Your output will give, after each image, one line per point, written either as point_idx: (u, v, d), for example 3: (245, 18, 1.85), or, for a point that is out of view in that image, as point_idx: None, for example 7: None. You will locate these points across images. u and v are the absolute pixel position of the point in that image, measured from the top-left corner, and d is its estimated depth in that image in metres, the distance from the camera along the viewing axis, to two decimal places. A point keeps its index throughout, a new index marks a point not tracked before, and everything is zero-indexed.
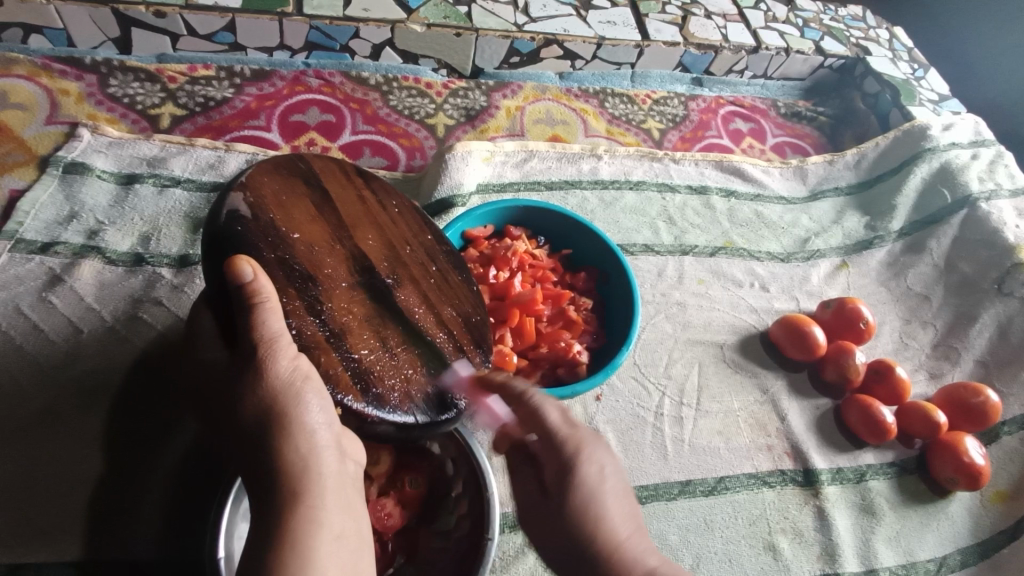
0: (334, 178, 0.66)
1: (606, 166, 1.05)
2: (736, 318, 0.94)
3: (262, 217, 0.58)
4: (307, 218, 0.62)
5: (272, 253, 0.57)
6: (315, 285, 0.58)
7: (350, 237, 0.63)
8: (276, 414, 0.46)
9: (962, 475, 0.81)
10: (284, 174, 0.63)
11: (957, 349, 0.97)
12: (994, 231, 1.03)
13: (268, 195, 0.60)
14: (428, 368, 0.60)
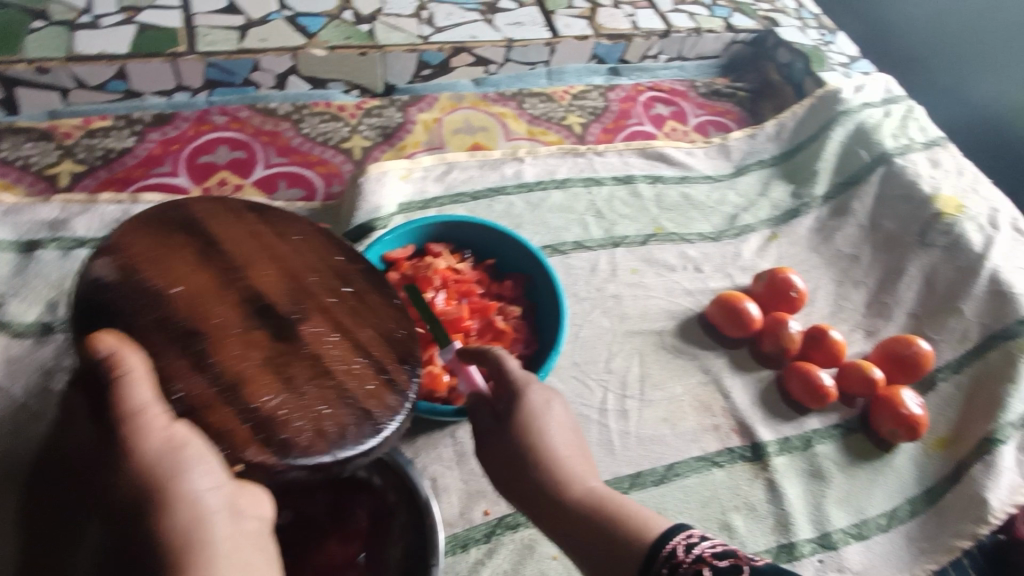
0: (221, 218, 0.64)
1: (530, 168, 1.05)
2: (673, 303, 0.95)
3: (129, 279, 0.57)
4: (185, 268, 0.59)
5: (149, 317, 0.55)
6: (202, 339, 0.54)
7: (243, 276, 0.59)
8: (147, 494, 0.44)
9: (902, 427, 0.83)
10: (158, 228, 0.61)
11: (889, 304, 0.99)
12: (911, 185, 1.05)
13: (136, 252, 0.58)
14: (343, 398, 0.55)
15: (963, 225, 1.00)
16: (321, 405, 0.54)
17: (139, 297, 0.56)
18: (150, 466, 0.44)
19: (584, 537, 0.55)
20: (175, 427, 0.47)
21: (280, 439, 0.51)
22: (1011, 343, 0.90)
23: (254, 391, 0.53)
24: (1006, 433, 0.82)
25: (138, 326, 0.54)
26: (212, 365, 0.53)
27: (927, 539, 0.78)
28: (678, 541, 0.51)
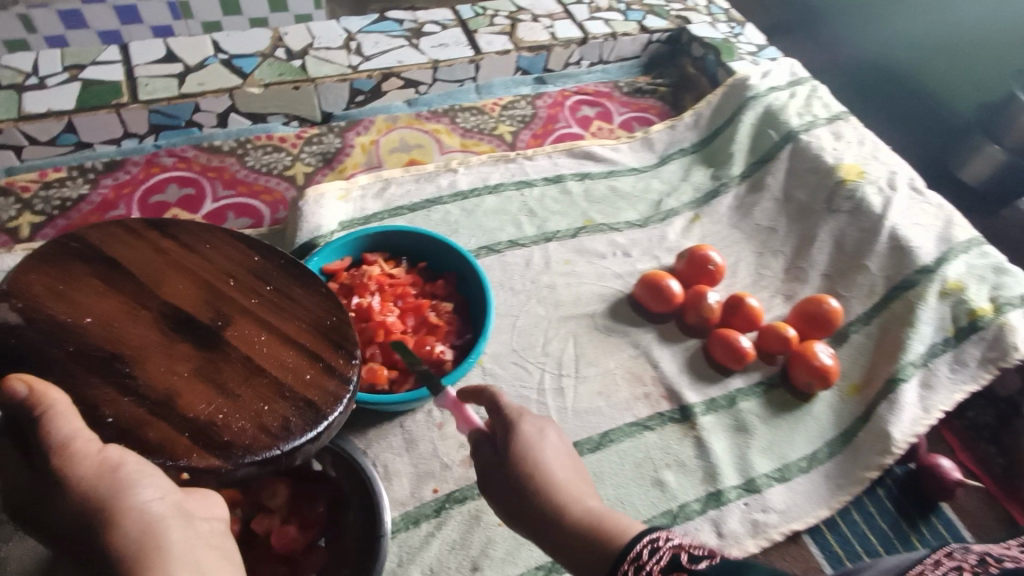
0: (122, 245, 0.68)
1: (463, 177, 1.13)
2: (604, 287, 1.03)
3: (39, 319, 0.61)
4: (105, 300, 0.64)
5: (70, 348, 0.60)
6: (124, 362, 0.60)
7: (157, 295, 0.66)
8: (94, 513, 0.48)
9: (816, 377, 0.91)
10: (55, 265, 0.65)
11: (805, 269, 1.07)
12: (817, 157, 1.13)
13: (41, 292, 0.63)
14: (281, 392, 0.62)
15: (865, 189, 1.08)
16: (257, 403, 0.61)
17: (50, 335, 0.60)
18: (90, 490, 0.48)
19: (580, 554, 0.56)
20: (109, 452, 0.51)
21: (221, 441, 0.58)
22: (911, 291, 0.98)
23: (188, 401, 0.59)
24: (907, 372, 0.90)
25: (57, 357, 0.59)
26: (137, 386, 0.59)
27: (843, 475, 0.86)
28: (645, 543, 0.51)
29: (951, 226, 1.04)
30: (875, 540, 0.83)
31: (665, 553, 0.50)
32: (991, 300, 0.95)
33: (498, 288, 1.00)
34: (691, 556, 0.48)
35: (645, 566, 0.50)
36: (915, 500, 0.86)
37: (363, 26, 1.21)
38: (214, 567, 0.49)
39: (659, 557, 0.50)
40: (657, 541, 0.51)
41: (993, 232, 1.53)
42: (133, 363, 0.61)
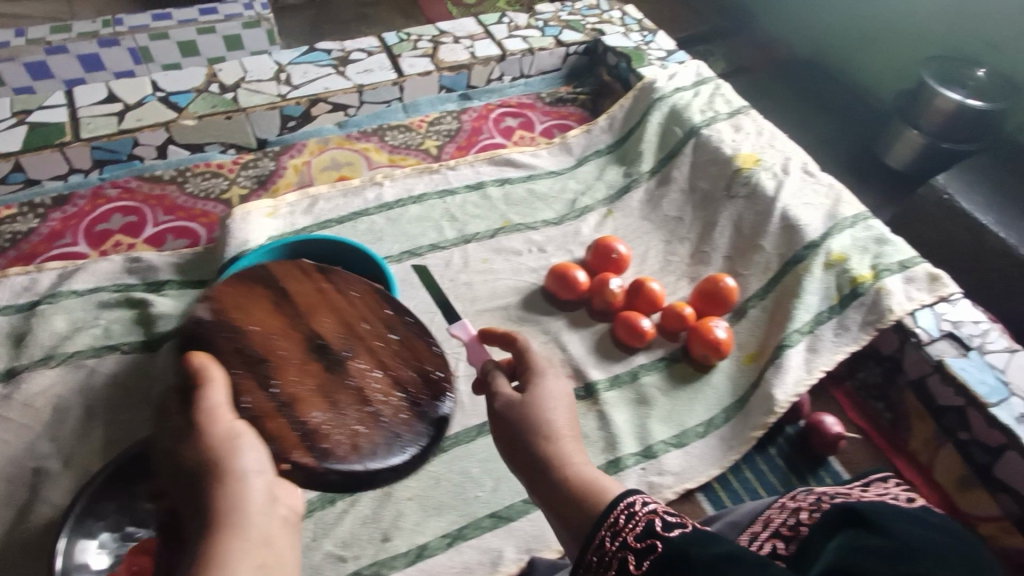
0: (295, 277, 0.75)
1: (389, 190, 1.21)
2: (518, 280, 1.11)
3: (222, 318, 0.68)
4: (268, 313, 0.71)
5: (190, 358, 0.66)
6: (269, 366, 0.66)
7: (306, 320, 0.71)
8: (209, 466, 0.52)
9: (710, 348, 0.99)
10: (243, 281, 0.73)
11: (707, 252, 1.15)
12: (717, 149, 1.22)
13: (229, 303, 0.70)
14: (376, 419, 0.65)
15: (759, 175, 1.16)
16: (359, 424, 0.64)
17: (220, 327, 0.68)
18: (199, 457, 0.53)
19: (567, 505, 0.55)
20: (237, 425, 0.55)
21: (320, 445, 0.62)
22: (799, 265, 1.05)
23: (310, 411, 0.64)
24: (794, 338, 0.98)
25: (222, 348, 0.66)
26: (274, 385, 0.65)
27: (735, 436, 0.93)
28: (624, 508, 0.52)
29: (839, 204, 1.12)
30: (765, 493, 0.90)
31: (641, 518, 0.51)
32: (871, 268, 1.03)
33: (418, 288, 1.09)
34: (666, 523, 0.50)
35: (622, 533, 0.51)
36: (805, 455, 0.94)
37: (293, 58, 1.31)
38: (282, 549, 0.51)
39: (635, 523, 0.51)
40: (636, 506, 0.52)
41: (911, 214, 1.55)
42: (274, 368, 0.66)
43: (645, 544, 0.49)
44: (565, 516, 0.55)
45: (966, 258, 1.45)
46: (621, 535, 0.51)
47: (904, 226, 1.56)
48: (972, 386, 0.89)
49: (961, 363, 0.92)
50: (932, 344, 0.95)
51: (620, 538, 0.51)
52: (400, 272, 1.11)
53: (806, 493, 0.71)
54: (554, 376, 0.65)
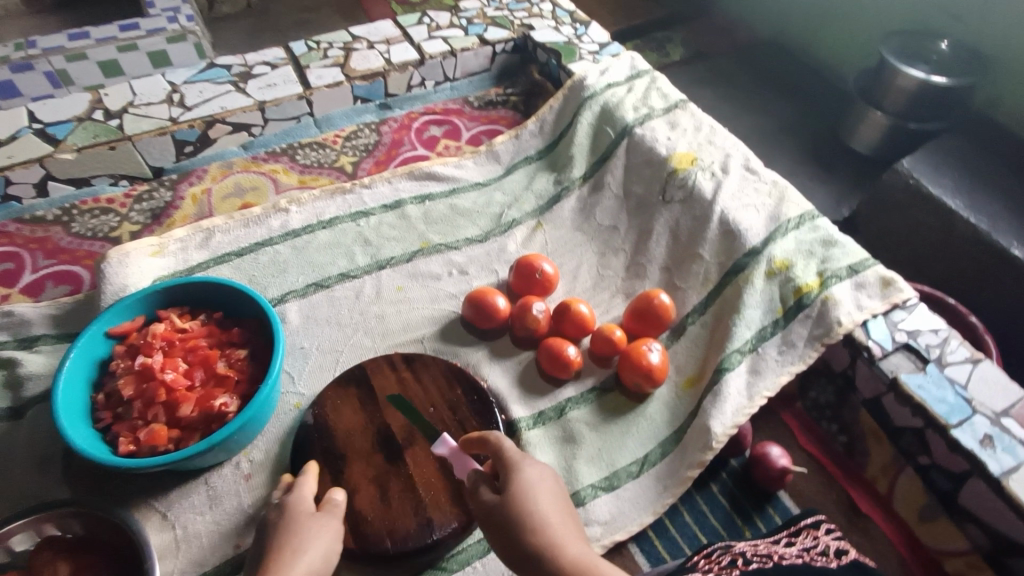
0: (379, 370, 0.90)
1: (296, 216, 1.11)
2: (436, 309, 1.02)
3: (320, 420, 0.86)
4: (352, 413, 0.86)
5: (320, 450, 0.83)
6: (344, 463, 0.82)
7: (383, 414, 0.86)
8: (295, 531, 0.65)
9: (641, 374, 0.89)
10: (340, 384, 0.89)
11: (644, 264, 1.06)
12: (651, 150, 1.12)
13: (327, 403, 0.87)
14: (416, 510, 0.78)
15: (695, 176, 1.07)
16: (401, 516, 0.78)
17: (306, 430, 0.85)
18: (294, 527, 0.65)
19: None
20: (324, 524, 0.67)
21: (369, 527, 0.77)
22: (739, 276, 0.96)
23: (359, 504, 0.79)
24: (733, 360, 0.88)
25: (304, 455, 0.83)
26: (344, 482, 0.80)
27: (670, 475, 0.84)
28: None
29: (782, 203, 1.02)
30: (706, 539, 0.82)
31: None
32: (818, 274, 0.93)
33: (324, 324, 0.99)
34: None
35: None
36: (751, 493, 0.85)
37: (189, 77, 1.20)
38: None
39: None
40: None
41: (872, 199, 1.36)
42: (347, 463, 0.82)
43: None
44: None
45: (934, 248, 1.27)
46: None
47: (867, 217, 1.38)
48: (930, 405, 0.80)
49: (917, 380, 0.82)
50: (886, 358, 0.84)
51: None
52: (305, 307, 1.00)
53: (722, 553, 0.66)
54: (531, 467, 0.71)
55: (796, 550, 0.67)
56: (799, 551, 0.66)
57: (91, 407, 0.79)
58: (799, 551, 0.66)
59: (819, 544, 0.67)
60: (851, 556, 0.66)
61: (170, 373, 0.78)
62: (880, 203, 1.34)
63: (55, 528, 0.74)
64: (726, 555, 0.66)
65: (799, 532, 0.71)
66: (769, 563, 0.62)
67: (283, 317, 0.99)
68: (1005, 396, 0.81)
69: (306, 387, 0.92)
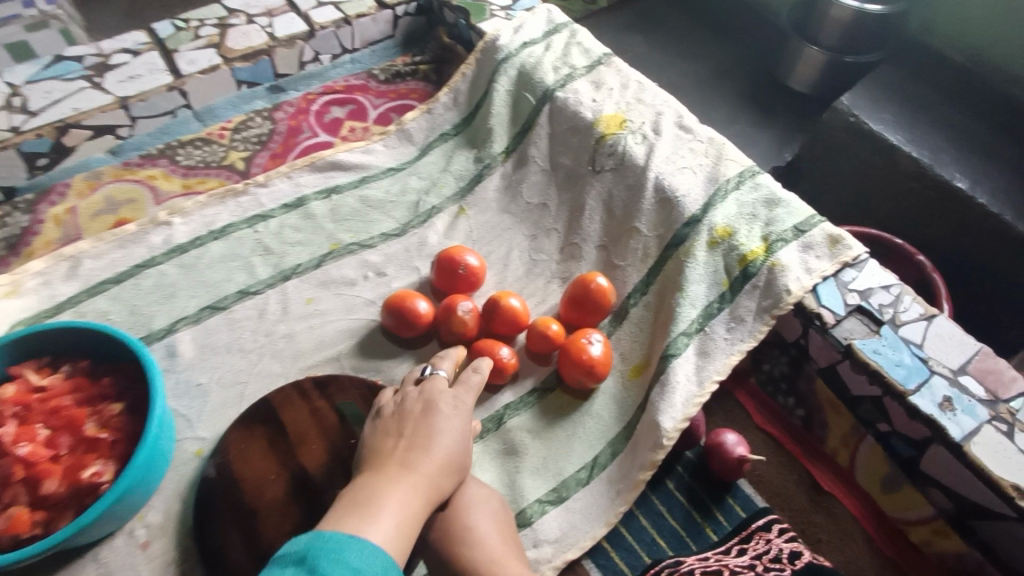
0: (290, 404, 0.80)
1: (181, 229, 0.96)
2: (352, 319, 0.91)
3: (226, 471, 0.75)
4: (261, 457, 0.76)
5: (228, 502, 0.74)
6: (257, 515, 0.73)
7: (297, 455, 0.76)
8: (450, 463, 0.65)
9: (582, 371, 0.81)
10: (246, 425, 0.79)
11: (578, 244, 0.96)
12: (576, 115, 1.01)
13: (233, 451, 0.77)
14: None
15: (626, 140, 0.97)
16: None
17: (211, 487, 0.75)
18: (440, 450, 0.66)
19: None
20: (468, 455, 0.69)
21: None
22: (680, 249, 0.88)
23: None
24: (679, 344, 0.81)
25: (208, 513, 0.73)
26: (260, 541, 0.71)
27: (622, 479, 0.77)
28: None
29: (720, 162, 0.93)
30: (666, 542, 0.77)
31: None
32: (762, 239, 0.85)
33: (224, 353, 0.87)
34: None
35: None
36: (708, 484, 0.80)
37: (32, 74, 1.02)
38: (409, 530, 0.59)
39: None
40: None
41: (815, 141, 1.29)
42: (261, 516, 0.73)
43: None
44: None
45: (879, 187, 1.21)
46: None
47: (809, 161, 1.32)
48: (886, 370, 0.74)
49: (872, 345, 0.76)
50: (840, 325, 0.78)
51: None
52: (201, 334, 0.88)
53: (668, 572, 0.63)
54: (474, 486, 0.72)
55: (748, 559, 0.65)
56: (751, 559, 0.65)
57: None
58: (751, 560, 0.65)
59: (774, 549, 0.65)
60: (805, 557, 0.63)
61: (26, 446, 0.65)
62: (823, 145, 1.27)
63: None
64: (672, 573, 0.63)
65: (750, 536, 0.74)
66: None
67: (175, 350, 0.86)
68: (961, 351, 0.75)
69: (208, 430, 0.81)
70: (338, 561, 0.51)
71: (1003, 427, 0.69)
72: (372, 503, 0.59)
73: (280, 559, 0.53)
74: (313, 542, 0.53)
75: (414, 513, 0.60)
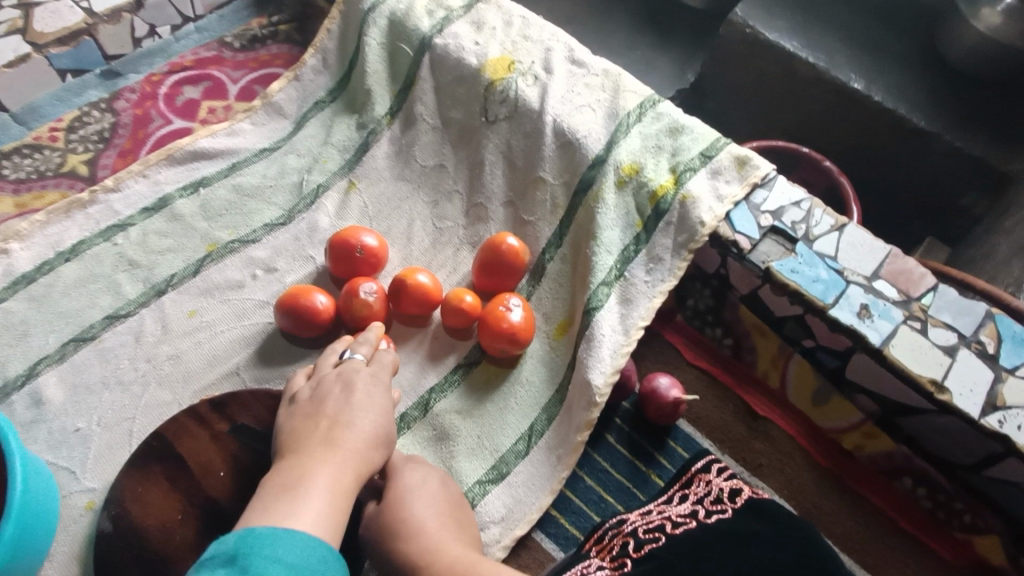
0: (186, 433, 0.71)
1: (21, 255, 0.82)
2: (246, 326, 0.81)
3: (124, 522, 0.66)
4: (162, 498, 0.68)
5: (130, 556, 0.65)
6: (167, 564, 0.64)
7: (204, 487, 0.68)
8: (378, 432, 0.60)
9: (503, 339, 0.76)
10: (139, 467, 0.69)
11: (483, 203, 0.89)
12: (459, 63, 0.92)
13: (127, 498, 0.68)
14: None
15: (516, 84, 0.90)
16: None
17: (108, 543, 0.65)
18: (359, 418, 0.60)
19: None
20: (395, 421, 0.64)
21: None
22: (589, 194, 0.83)
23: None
24: (601, 295, 0.77)
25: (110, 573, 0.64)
26: None
27: (561, 443, 0.74)
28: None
29: (618, 96, 0.88)
30: (613, 497, 0.74)
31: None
32: (670, 171, 0.82)
33: (100, 390, 0.76)
34: None
35: None
36: (648, 431, 0.78)
37: None
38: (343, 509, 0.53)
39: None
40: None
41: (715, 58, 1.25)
42: (172, 564, 0.64)
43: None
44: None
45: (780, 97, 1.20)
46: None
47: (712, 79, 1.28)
48: (805, 289, 0.72)
49: (789, 265, 0.74)
50: (756, 249, 0.76)
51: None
52: (68, 374, 0.76)
53: (614, 539, 0.59)
54: (413, 473, 0.65)
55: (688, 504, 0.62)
56: (693, 505, 0.61)
57: None
58: (693, 506, 0.61)
59: (712, 491, 0.62)
60: (744, 495, 0.60)
61: None
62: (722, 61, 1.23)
63: None
64: (617, 540, 0.58)
65: (691, 480, 0.65)
66: (659, 544, 0.54)
67: (40, 397, 0.74)
68: (872, 257, 0.75)
69: (96, 479, 0.71)
70: (270, 558, 0.45)
71: (917, 325, 0.70)
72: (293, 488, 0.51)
73: (209, 562, 0.46)
74: (243, 539, 0.47)
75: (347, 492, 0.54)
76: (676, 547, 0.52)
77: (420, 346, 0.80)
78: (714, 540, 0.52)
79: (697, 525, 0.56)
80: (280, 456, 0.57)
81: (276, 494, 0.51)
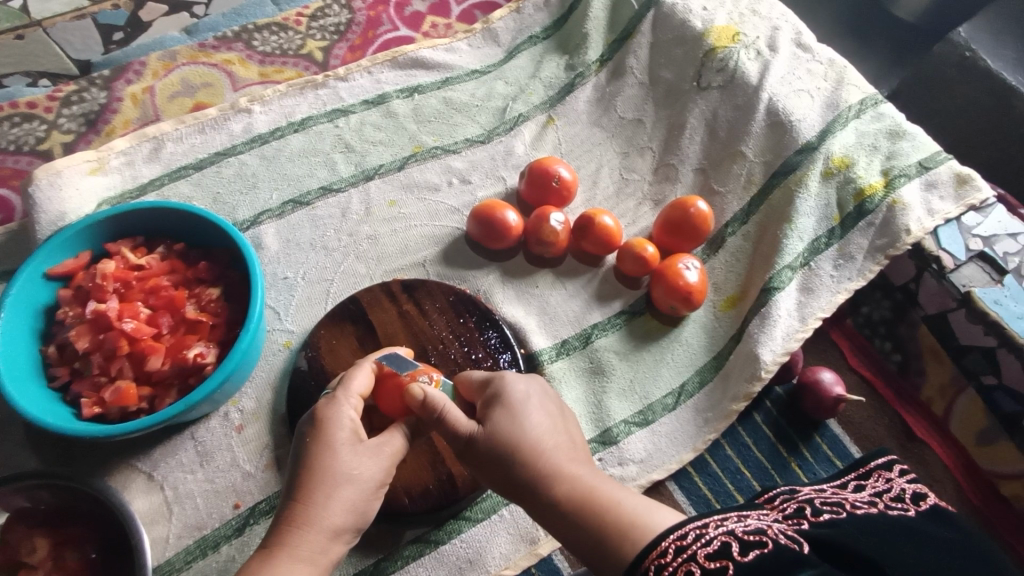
0: (379, 305, 0.78)
1: (260, 118, 0.92)
2: (436, 227, 0.88)
3: (317, 363, 0.75)
4: (352, 354, 0.76)
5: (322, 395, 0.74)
6: None
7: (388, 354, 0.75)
8: (390, 441, 0.58)
9: (677, 298, 0.78)
10: (336, 323, 0.77)
11: (675, 165, 0.91)
12: (682, 24, 0.93)
13: (324, 343, 0.76)
14: (434, 464, 0.71)
15: (738, 55, 0.89)
16: (420, 471, 0.70)
17: (304, 377, 0.75)
18: (354, 445, 0.55)
19: (574, 539, 0.51)
20: (395, 438, 0.58)
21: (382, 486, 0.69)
22: (791, 177, 0.83)
23: None
24: (783, 278, 0.78)
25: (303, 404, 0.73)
26: None
27: (711, 408, 0.77)
28: (691, 526, 0.46)
29: (841, 87, 0.86)
30: (750, 472, 0.76)
31: (714, 538, 0.46)
32: (882, 173, 0.80)
33: (308, 250, 0.85)
34: (742, 545, 0.45)
35: (689, 548, 0.46)
36: (797, 420, 0.79)
37: None
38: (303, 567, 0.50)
39: (707, 542, 0.45)
40: (686, 539, 0.46)
41: (912, 76, 1.03)
42: None
43: (717, 564, 0.44)
44: (577, 547, 0.51)
45: (981, 134, 0.98)
46: (687, 551, 0.45)
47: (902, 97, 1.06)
48: (1006, 321, 0.71)
49: (993, 295, 0.72)
50: (958, 270, 0.74)
51: (685, 557, 0.45)
52: (284, 229, 0.86)
53: (785, 501, 0.52)
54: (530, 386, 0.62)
55: (865, 494, 0.53)
56: (869, 496, 0.52)
57: (43, 362, 0.69)
58: (869, 496, 0.52)
59: (893, 488, 0.53)
60: (931, 501, 0.52)
61: (130, 322, 0.67)
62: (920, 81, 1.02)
63: (24, 500, 0.65)
64: (789, 503, 0.52)
65: (867, 474, 0.56)
66: (843, 517, 0.48)
67: (260, 242, 0.85)
68: None
69: (295, 323, 0.80)
70: None
71: None
72: (323, 490, 0.52)
73: None
74: None
75: (375, 504, 0.56)
76: (867, 525, 0.47)
77: (589, 284, 0.84)
78: (906, 540, 0.46)
79: (881, 515, 0.49)
80: (291, 476, 0.54)
81: (294, 524, 0.52)
